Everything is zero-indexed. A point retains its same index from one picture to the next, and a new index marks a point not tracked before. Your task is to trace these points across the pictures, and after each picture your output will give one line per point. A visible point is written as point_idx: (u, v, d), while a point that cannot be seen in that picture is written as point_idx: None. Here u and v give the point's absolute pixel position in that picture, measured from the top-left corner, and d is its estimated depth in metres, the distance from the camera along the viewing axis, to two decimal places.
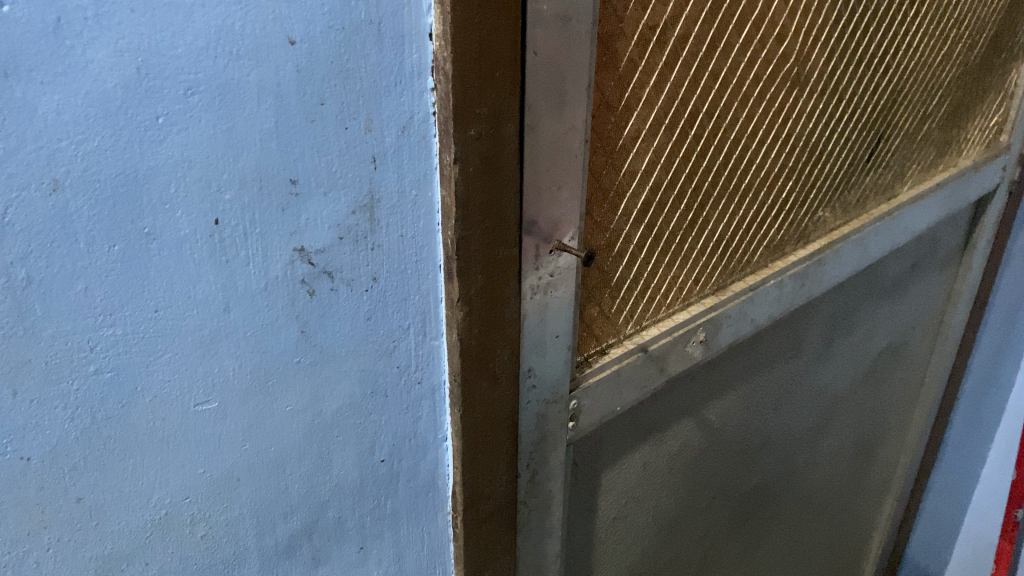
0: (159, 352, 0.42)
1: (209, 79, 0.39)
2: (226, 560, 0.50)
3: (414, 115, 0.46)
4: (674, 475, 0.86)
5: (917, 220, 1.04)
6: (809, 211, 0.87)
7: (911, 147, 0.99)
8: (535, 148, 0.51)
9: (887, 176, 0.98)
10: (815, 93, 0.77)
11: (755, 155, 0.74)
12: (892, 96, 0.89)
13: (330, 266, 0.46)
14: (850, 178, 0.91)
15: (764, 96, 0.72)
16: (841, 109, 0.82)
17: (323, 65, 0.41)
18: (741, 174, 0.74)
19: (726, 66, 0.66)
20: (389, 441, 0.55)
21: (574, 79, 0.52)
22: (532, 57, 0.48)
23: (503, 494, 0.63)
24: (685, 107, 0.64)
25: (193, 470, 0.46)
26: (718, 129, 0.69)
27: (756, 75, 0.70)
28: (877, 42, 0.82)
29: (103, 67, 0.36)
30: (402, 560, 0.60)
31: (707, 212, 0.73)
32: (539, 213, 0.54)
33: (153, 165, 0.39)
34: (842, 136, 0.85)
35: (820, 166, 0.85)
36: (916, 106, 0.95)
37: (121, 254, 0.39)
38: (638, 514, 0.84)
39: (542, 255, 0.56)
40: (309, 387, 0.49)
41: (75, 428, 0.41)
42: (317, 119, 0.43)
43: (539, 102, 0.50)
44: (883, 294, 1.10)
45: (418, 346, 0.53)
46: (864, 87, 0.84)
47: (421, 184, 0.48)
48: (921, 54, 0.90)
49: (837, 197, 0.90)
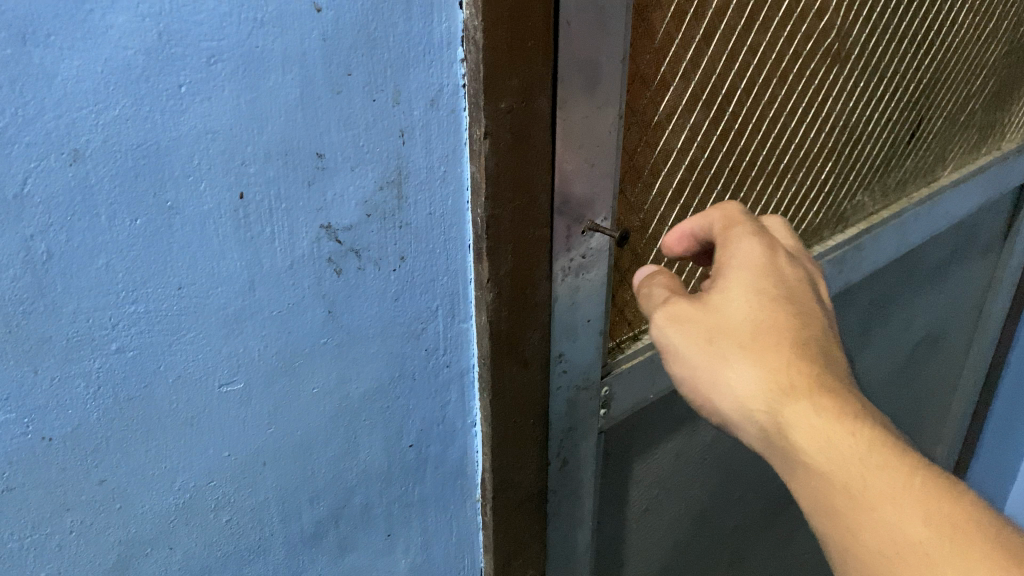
0: (183, 332, 0.41)
1: (233, 46, 0.36)
2: (250, 546, 0.49)
3: (443, 87, 0.44)
4: (706, 466, 0.82)
5: (959, 204, 0.97)
6: (848, 194, 0.81)
7: (954, 129, 0.92)
8: (567, 124, 0.49)
9: (928, 158, 0.91)
10: (857, 69, 0.71)
11: (793, 134, 0.69)
12: (937, 74, 0.82)
13: (358, 245, 0.44)
14: (891, 161, 0.85)
15: (804, 73, 0.67)
16: (883, 87, 0.76)
17: (350, 34, 0.39)
18: (779, 155, 0.69)
19: (765, 41, 0.61)
20: (417, 427, 0.53)
21: (609, 50, 0.49)
22: (568, 28, 0.46)
23: (534, 483, 0.61)
24: (723, 83, 0.60)
25: (218, 454, 0.45)
26: (756, 107, 0.64)
27: (796, 50, 0.64)
28: (923, 15, 0.75)
29: (124, 33, 0.34)
30: (430, 548, 0.59)
31: (744, 193, 0.68)
32: (570, 192, 0.52)
33: (175, 136, 0.37)
34: (884, 116, 0.79)
35: (860, 148, 0.79)
36: (960, 84, 0.88)
37: (143, 228, 0.37)
38: (669, 505, 0.80)
39: (574, 236, 0.54)
40: (335, 369, 0.47)
41: (96, 409, 0.40)
42: (343, 90, 0.40)
43: (571, 74, 0.48)
44: (924, 282, 1.03)
45: (446, 328, 0.51)
46: (909, 64, 0.78)
47: (449, 160, 0.46)
48: (969, 29, 0.83)
49: (877, 180, 0.84)
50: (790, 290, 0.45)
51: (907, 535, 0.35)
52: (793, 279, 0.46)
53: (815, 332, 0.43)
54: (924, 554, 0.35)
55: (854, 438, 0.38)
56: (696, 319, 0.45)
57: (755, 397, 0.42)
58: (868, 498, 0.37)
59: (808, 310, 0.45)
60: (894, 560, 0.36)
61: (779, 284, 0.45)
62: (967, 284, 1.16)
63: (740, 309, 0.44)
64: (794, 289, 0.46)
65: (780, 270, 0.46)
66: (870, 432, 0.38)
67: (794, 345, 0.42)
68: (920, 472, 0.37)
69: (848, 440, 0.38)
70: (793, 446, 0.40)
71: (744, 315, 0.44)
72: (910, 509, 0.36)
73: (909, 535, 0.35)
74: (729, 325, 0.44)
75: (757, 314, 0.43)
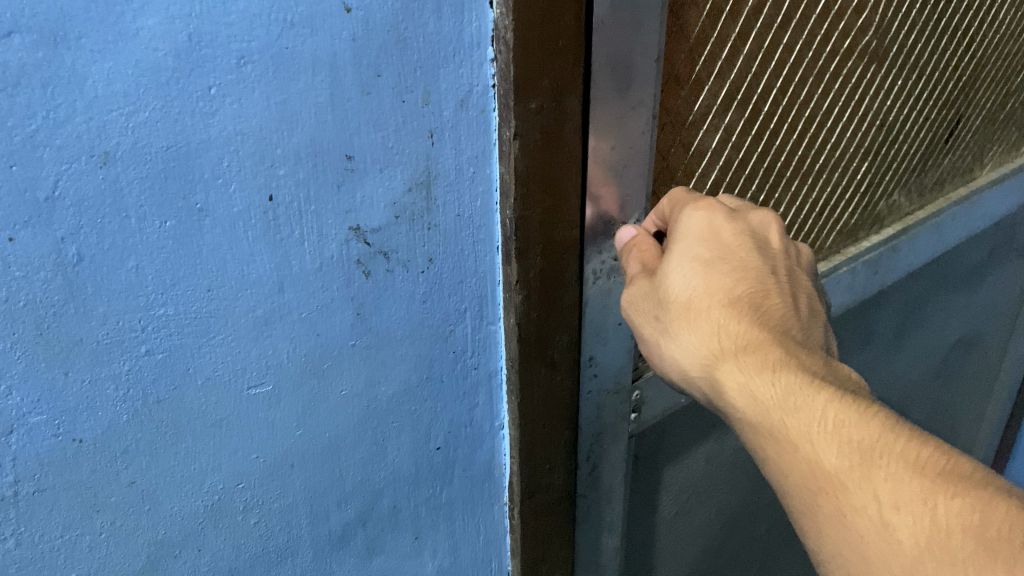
0: (212, 335, 0.41)
1: (264, 48, 0.36)
2: (279, 548, 0.49)
3: (473, 88, 0.43)
4: (740, 471, 0.81)
5: (999, 203, 0.95)
6: (884, 195, 0.80)
7: (992, 126, 0.90)
8: (601, 126, 0.48)
9: (965, 157, 0.89)
10: (895, 67, 0.70)
11: (829, 134, 0.68)
12: (976, 71, 0.81)
13: (386, 246, 0.44)
14: (928, 160, 0.83)
15: (842, 71, 0.65)
16: (922, 85, 0.74)
17: (380, 35, 0.39)
18: (815, 155, 0.68)
19: (802, 39, 0.60)
20: (445, 430, 0.53)
21: (642, 49, 0.48)
22: (600, 28, 0.45)
23: (563, 486, 0.60)
24: (758, 82, 0.59)
25: (246, 456, 0.45)
26: (792, 106, 0.63)
27: (834, 48, 0.63)
28: (964, 11, 0.73)
29: (154, 35, 0.34)
30: (458, 552, 0.58)
31: (778, 195, 0.67)
32: (602, 192, 0.52)
33: (205, 138, 0.36)
34: (922, 114, 0.77)
35: (897, 147, 0.77)
36: (1000, 81, 0.86)
37: (173, 231, 0.37)
38: (700, 510, 0.79)
39: (605, 238, 0.54)
40: (364, 372, 0.47)
41: (126, 411, 0.40)
42: (373, 91, 0.40)
43: (607, 76, 0.47)
44: (959, 283, 1.01)
45: (474, 330, 0.51)
46: (948, 61, 0.76)
47: (479, 161, 0.45)
48: (1011, 25, 0.81)
49: (914, 179, 0.83)
50: (724, 249, 0.48)
51: (826, 467, 0.37)
52: (729, 240, 0.49)
53: (747, 290, 0.46)
54: (841, 482, 0.36)
55: (773, 388, 0.40)
56: (643, 294, 0.49)
57: (695, 365, 0.45)
58: (791, 440, 0.39)
59: (743, 266, 0.48)
60: (818, 495, 0.37)
61: (711, 246, 0.48)
62: (1005, 285, 1.13)
63: (676, 280, 0.47)
64: (730, 250, 0.48)
65: (716, 231, 0.49)
66: (786, 378, 0.40)
67: (723, 307, 0.45)
68: (831, 405, 0.38)
69: (769, 390, 0.40)
70: (733, 409, 0.42)
71: (680, 286, 0.47)
72: (824, 444, 0.37)
73: (828, 468, 0.37)
74: (668, 297, 0.47)
75: (691, 284, 0.47)
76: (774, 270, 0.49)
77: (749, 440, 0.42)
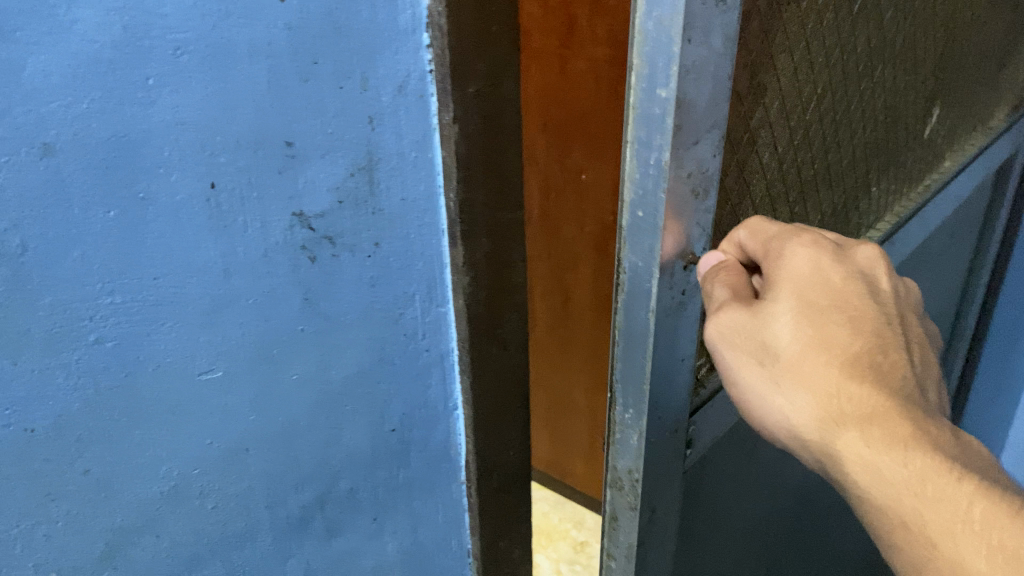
0: (161, 322, 0.41)
1: (200, 37, 0.37)
2: (237, 532, 0.49)
3: (410, 73, 0.44)
4: (754, 487, 0.84)
5: (965, 187, 1.01)
6: (868, 186, 0.84)
7: (945, 117, 0.97)
8: (681, 153, 0.49)
9: (929, 147, 0.95)
10: (875, 65, 0.75)
11: (829, 131, 0.72)
12: (933, 66, 0.87)
13: (331, 232, 0.45)
14: (899, 151, 0.88)
15: (840, 71, 0.69)
16: (894, 81, 0.80)
17: (317, 22, 0.40)
18: (818, 152, 0.72)
19: (817, 44, 0.63)
20: (400, 412, 0.54)
21: (716, 70, 0.48)
22: (685, 52, 0.45)
23: (518, 462, 0.63)
24: (785, 88, 0.62)
25: (200, 441, 0.45)
26: (806, 108, 0.66)
27: (837, 50, 0.67)
28: (925, 11, 0.80)
29: (91, 27, 0.34)
30: (417, 531, 0.60)
31: (790, 195, 0.70)
32: (678, 223, 0.52)
33: (146, 128, 0.37)
34: (894, 108, 0.83)
35: (877, 140, 0.82)
36: (948, 74, 0.93)
37: (116, 220, 0.38)
38: (723, 530, 0.82)
39: (677, 271, 0.55)
40: (317, 357, 0.48)
41: (78, 400, 0.40)
42: (311, 78, 0.41)
43: (688, 103, 0.47)
44: (928, 265, 1.03)
45: (424, 313, 0.52)
46: (913, 57, 0.82)
47: (420, 145, 0.47)
48: (955, 22, 0.88)
49: (890, 170, 0.88)
50: (841, 297, 0.50)
51: (970, 567, 0.41)
52: (838, 282, 0.51)
53: (867, 347, 0.49)
54: None
55: (907, 471, 0.44)
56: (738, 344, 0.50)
57: (809, 422, 0.48)
58: (930, 534, 0.43)
59: (857, 319, 0.50)
60: None
61: (829, 294, 0.50)
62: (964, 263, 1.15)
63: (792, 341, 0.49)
64: (844, 298, 0.50)
65: (831, 276, 0.51)
66: (922, 463, 0.44)
67: (843, 364, 0.48)
68: (977, 502, 0.42)
69: (902, 472, 0.44)
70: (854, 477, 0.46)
71: (795, 339, 0.49)
72: (967, 544, 0.41)
73: (972, 568, 0.41)
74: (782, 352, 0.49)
75: (804, 337, 0.49)
76: (886, 319, 0.51)
77: (875, 511, 0.46)
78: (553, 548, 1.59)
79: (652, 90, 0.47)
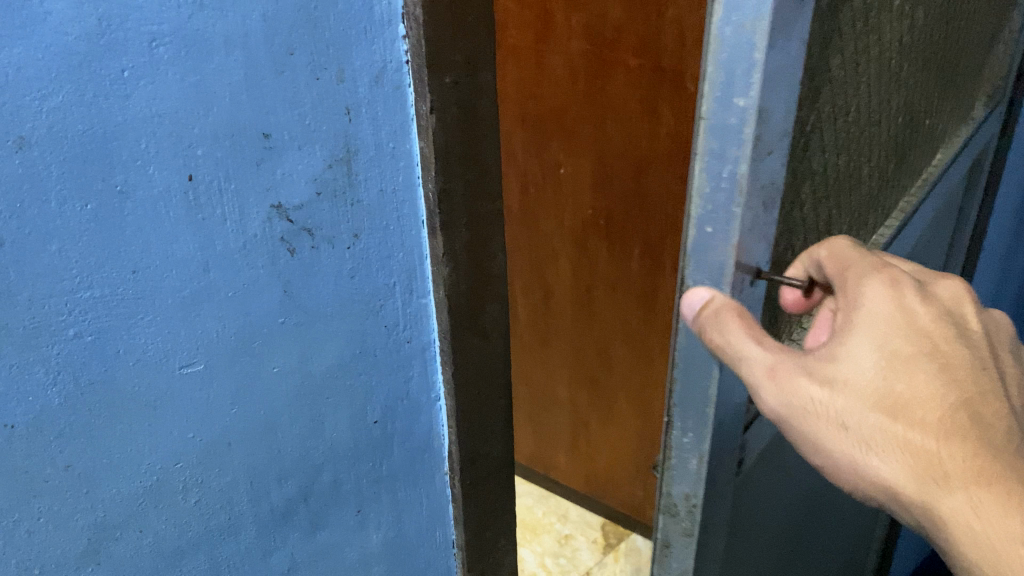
0: (141, 316, 0.41)
1: (175, 30, 0.37)
2: (221, 527, 0.49)
3: (386, 64, 0.45)
4: (795, 492, 0.82)
5: (958, 175, 1.03)
6: (890, 179, 0.83)
7: (948, 106, 0.98)
8: (757, 164, 0.47)
9: (934, 137, 0.96)
10: (902, 58, 0.74)
11: (865, 126, 0.70)
12: (940, 56, 0.87)
13: (310, 223, 0.45)
14: (914, 142, 0.88)
15: (877, 64, 0.68)
16: (914, 72, 0.79)
17: (291, 14, 0.40)
18: (856, 148, 0.70)
19: (860, 39, 0.62)
20: (381, 403, 0.54)
21: (791, 77, 0.47)
22: (767, 60, 0.43)
23: (500, 453, 0.63)
24: (835, 85, 0.60)
25: (183, 436, 0.45)
26: (848, 105, 0.64)
27: (875, 44, 0.65)
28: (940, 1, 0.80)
29: (64, 19, 0.34)
30: (401, 522, 0.60)
31: (833, 193, 0.68)
32: (750, 239, 0.50)
33: (122, 120, 0.37)
34: (912, 99, 0.82)
35: (899, 132, 0.81)
36: (952, 63, 0.93)
37: (93, 214, 0.37)
38: (768, 536, 0.80)
39: (745, 289, 0.52)
40: (297, 349, 0.48)
41: (57, 395, 0.39)
42: (286, 69, 0.41)
43: (765, 111, 0.45)
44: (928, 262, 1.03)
45: (404, 304, 0.52)
46: (928, 48, 0.81)
47: (398, 136, 0.47)
48: (957, 12, 0.89)
49: (906, 161, 0.87)
50: (929, 341, 0.48)
51: None
52: (928, 323, 0.49)
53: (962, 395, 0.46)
54: None
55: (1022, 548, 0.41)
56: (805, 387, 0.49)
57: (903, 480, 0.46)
58: None
59: (948, 361, 0.47)
60: None
61: (912, 339, 0.48)
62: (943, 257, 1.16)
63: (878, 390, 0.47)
64: (932, 336, 0.48)
65: (914, 316, 0.49)
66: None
67: (941, 415, 0.45)
68: None
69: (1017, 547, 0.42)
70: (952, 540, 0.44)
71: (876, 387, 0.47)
72: None
73: None
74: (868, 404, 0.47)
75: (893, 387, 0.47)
76: (981, 361, 0.49)
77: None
78: (537, 542, 1.60)
79: (728, 98, 0.45)
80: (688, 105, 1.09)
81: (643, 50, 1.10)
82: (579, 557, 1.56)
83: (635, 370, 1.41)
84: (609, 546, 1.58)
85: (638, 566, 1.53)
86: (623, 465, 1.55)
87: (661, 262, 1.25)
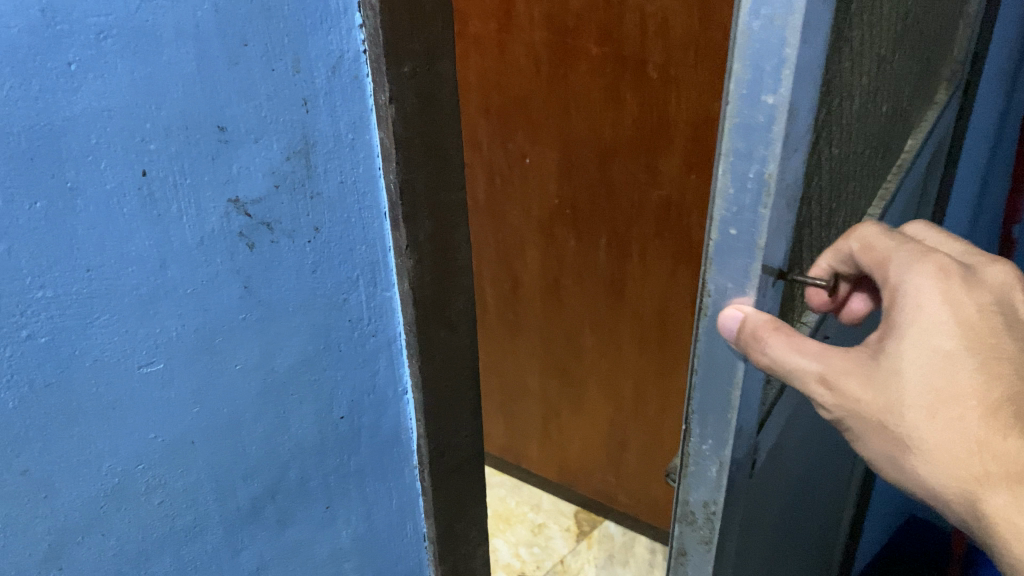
0: (97, 315, 0.40)
1: (123, 22, 0.36)
2: (187, 528, 0.48)
3: (343, 54, 0.45)
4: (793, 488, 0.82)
5: (925, 158, 1.04)
6: (876, 161, 0.83)
7: (920, 87, 0.98)
8: (785, 163, 0.44)
9: (909, 118, 0.96)
10: (892, 39, 0.73)
11: (861, 109, 0.70)
12: (919, 36, 0.87)
13: (269, 218, 0.45)
14: (894, 122, 0.88)
15: (873, 45, 0.67)
16: (899, 53, 0.79)
17: (244, 4, 0.40)
18: (853, 131, 0.69)
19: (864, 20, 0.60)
20: (348, 398, 0.54)
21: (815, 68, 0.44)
22: (797, 54, 0.41)
23: (470, 445, 0.63)
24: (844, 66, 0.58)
25: (144, 436, 0.44)
26: (852, 87, 0.63)
27: (873, 24, 0.64)
28: None
29: (7, 11, 0.33)
30: (371, 517, 0.60)
31: (835, 179, 0.68)
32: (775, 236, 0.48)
33: (71, 115, 0.36)
34: (897, 80, 0.82)
35: (885, 114, 0.81)
36: (927, 45, 0.93)
37: (43, 212, 0.36)
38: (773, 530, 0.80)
39: (767, 288, 0.50)
40: (259, 345, 0.47)
41: (11, 398, 0.38)
42: (240, 61, 0.40)
43: (793, 111, 0.43)
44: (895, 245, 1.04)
45: (368, 298, 0.52)
46: (910, 29, 0.81)
47: (357, 128, 0.47)
48: None
49: (888, 143, 0.88)
50: (972, 334, 0.48)
51: None
52: (975, 314, 0.49)
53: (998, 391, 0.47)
54: None
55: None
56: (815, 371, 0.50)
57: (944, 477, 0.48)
58: None
59: (992, 356, 0.48)
60: None
61: (954, 334, 0.48)
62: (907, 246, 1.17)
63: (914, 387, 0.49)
64: (980, 330, 0.48)
65: (957, 311, 0.49)
66: None
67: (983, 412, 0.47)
68: None
69: None
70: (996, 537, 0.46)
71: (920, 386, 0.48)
72: None
73: None
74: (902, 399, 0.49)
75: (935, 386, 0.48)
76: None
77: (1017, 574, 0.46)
78: (511, 532, 1.60)
79: (756, 98, 0.43)
80: (650, 94, 1.10)
81: (605, 39, 1.10)
82: (552, 546, 1.57)
83: (603, 358, 1.42)
84: (582, 533, 1.59)
85: (610, 552, 1.54)
86: (594, 453, 1.56)
87: (628, 251, 1.26)
